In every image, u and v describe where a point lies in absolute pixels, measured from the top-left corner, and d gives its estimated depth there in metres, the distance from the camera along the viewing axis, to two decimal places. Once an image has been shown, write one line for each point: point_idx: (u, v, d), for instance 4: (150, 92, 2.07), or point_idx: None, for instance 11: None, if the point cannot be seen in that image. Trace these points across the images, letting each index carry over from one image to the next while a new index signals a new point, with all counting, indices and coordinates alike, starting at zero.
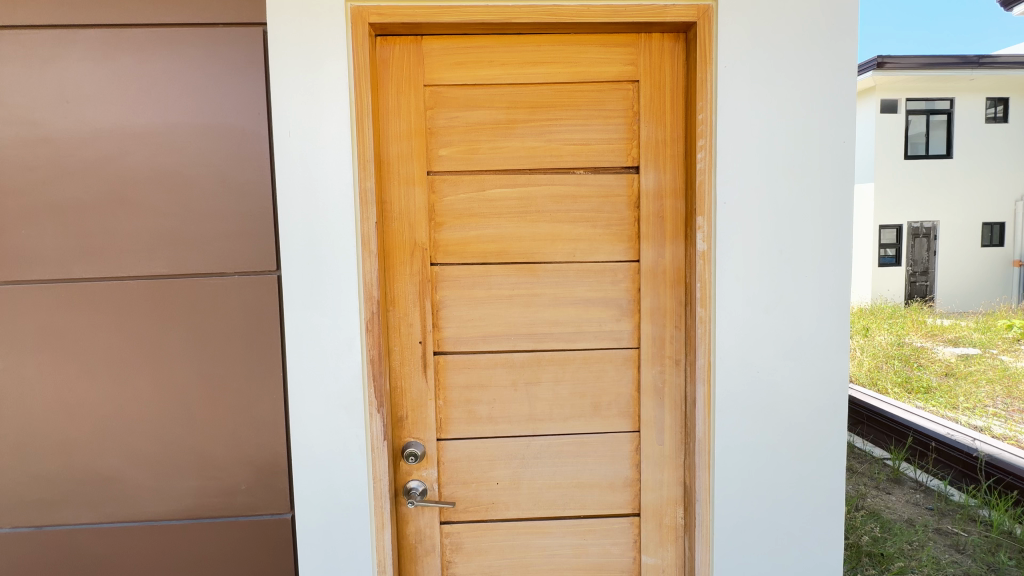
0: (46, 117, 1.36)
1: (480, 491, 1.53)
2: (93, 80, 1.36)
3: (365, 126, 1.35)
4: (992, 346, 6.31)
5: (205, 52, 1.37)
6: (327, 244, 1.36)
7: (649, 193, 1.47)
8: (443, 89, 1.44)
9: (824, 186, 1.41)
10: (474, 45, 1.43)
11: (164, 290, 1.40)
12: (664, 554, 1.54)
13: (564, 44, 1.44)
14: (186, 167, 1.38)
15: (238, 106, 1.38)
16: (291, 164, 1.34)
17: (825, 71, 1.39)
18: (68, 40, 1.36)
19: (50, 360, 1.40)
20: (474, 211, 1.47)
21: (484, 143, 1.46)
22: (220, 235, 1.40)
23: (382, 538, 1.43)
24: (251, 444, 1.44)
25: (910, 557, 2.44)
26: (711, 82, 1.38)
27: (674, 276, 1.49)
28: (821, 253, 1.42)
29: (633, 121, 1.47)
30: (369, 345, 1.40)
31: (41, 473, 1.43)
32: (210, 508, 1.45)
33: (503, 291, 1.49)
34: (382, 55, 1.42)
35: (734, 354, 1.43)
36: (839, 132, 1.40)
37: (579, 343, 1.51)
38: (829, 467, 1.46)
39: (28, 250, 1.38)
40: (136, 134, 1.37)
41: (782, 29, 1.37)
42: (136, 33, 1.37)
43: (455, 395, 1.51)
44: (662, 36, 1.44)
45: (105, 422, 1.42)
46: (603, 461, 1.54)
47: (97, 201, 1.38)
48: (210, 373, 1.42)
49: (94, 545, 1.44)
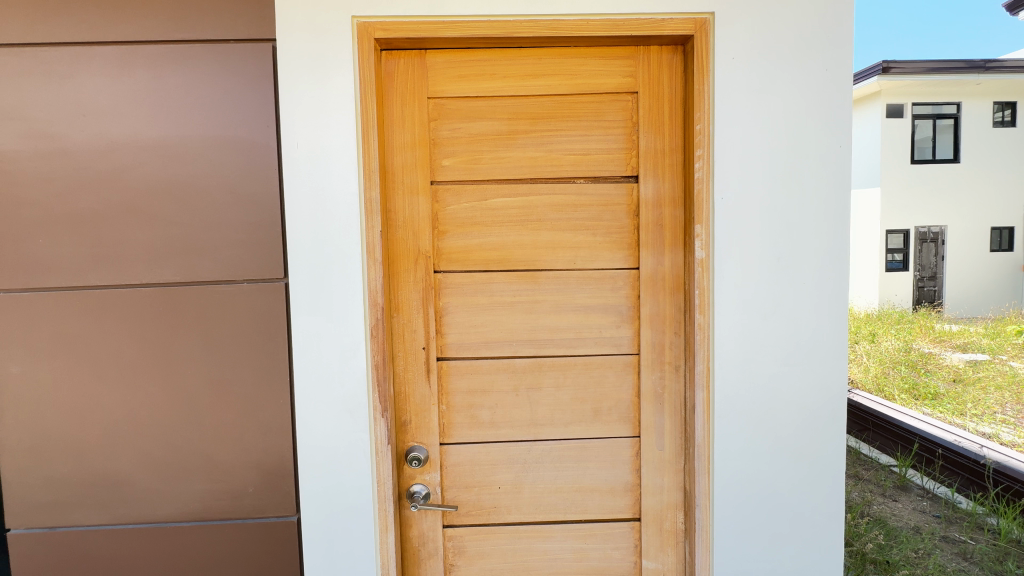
0: (63, 130, 1.41)
1: (481, 495, 1.55)
2: (108, 94, 1.41)
3: (370, 136, 1.38)
4: (1001, 351, 6.26)
5: (216, 67, 1.42)
6: (334, 251, 1.40)
7: (649, 201, 1.50)
8: (446, 101, 1.48)
9: (822, 193, 1.43)
10: (477, 58, 1.46)
11: (176, 297, 1.44)
12: (665, 558, 1.56)
13: (565, 56, 1.48)
14: (197, 178, 1.42)
15: (248, 119, 1.42)
16: (299, 175, 1.38)
17: (823, 81, 1.41)
18: (85, 56, 1.40)
19: (65, 364, 1.44)
20: (476, 219, 1.51)
21: (486, 154, 1.50)
22: (230, 244, 1.44)
23: (386, 541, 1.45)
24: (258, 447, 1.47)
25: (915, 565, 2.42)
26: (709, 92, 1.40)
27: (673, 283, 1.51)
28: (820, 261, 1.44)
29: (633, 131, 1.50)
30: (373, 351, 1.42)
31: (55, 474, 1.46)
32: (219, 510, 1.48)
33: (505, 298, 1.52)
34: (388, 68, 1.46)
35: (733, 361, 1.45)
36: (837, 140, 1.42)
37: (579, 349, 1.54)
38: (829, 473, 1.48)
39: (45, 258, 1.42)
40: (149, 146, 1.42)
41: (778, 41, 1.40)
42: (150, 49, 1.41)
43: (457, 400, 1.53)
44: (661, 49, 1.47)
45: (116, 426, 1.46)
46: (603, 466, 1.56)
47: (111, 211, 1.42)
48: (219, 378, 1.46)
49: (106, 546, 1.48)
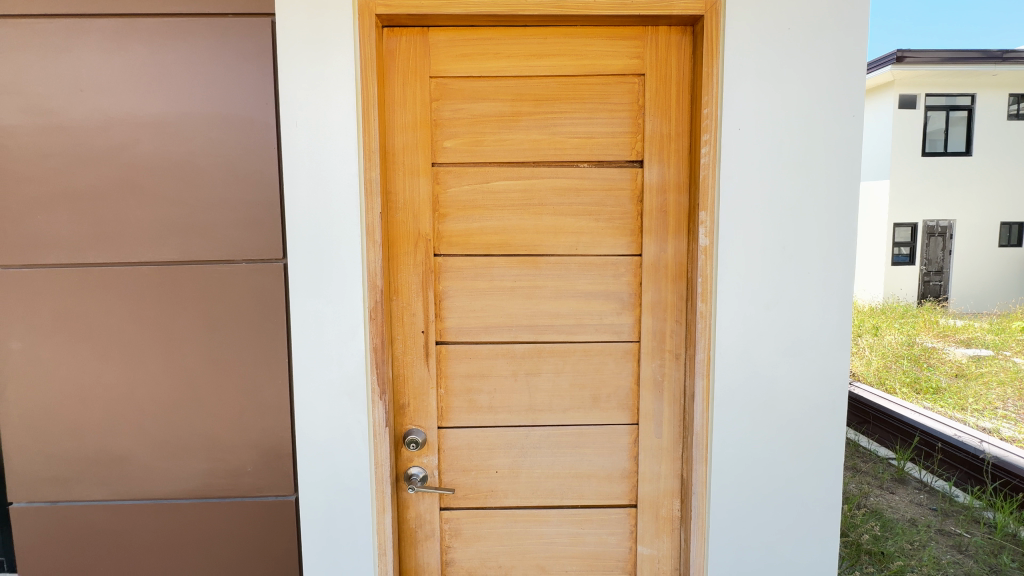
0: (60, 105, 1.39)
1: (479, 479, 1.56)
2: (106, 70, 1.39)
3: (371, 116, 1.36)
4: (1005, 347, 6.24)
5: (215, 41, 1.39)
6: (333, 232, 1.38)
7: (652, 187, 1.48)
8: (448, 81, 1.45)
9: (831, 181, 1.40)
10: (481, 37, 1.43)
11: (176, 275, 1.44)
12: (660, 544, 1.56)
13: (570, 36, 1.44)
14: (196, 156, 1.41)
15: (247, 97, 1.40)
16: (298, 155, 1.36)
17: (836, 66, 1.38)
18: (82, 30, 1.38)
19: (65, 340, 1.44)
20: (477, 203, 1.49)
21: (488, 136, 1.47)
22: (229, 222, 1.42)
23: (383, 522, 1.46)
24: (256, 426, 1.48)
25: (910, 557, 2.43)
26: (718, 75, 1.37)
27: (675, 271, 1.50)
28: (827, 251, 1.42)
29: (638, 115, 1.47)
30: (372, 333, 1.42)
31: (57, 450, 1.47)
32: (217, 488, 1.49)
33: (505, 282, 1.51)
34: (389, 46, 1.43)
35: (734, 350, 1.44)
36: (848, 127, 1.39)
37: (579, 336, 1.53)
38: (826, 465, 1.47)
39: (44, 235, 1.42)
40: (147, 123, 1.40)
41: (790, 22, 1.36)
42: (149, 23, 1.39)
43: (456, 384, 1.53)
44: (669, 30, 1.44)
45: (115, 404, 1.46)
46: (602, 453, 1.56)
47: (110, 187, 1.41)
48: (218, 357, 1.46)
49: (106, 521, 1.49)
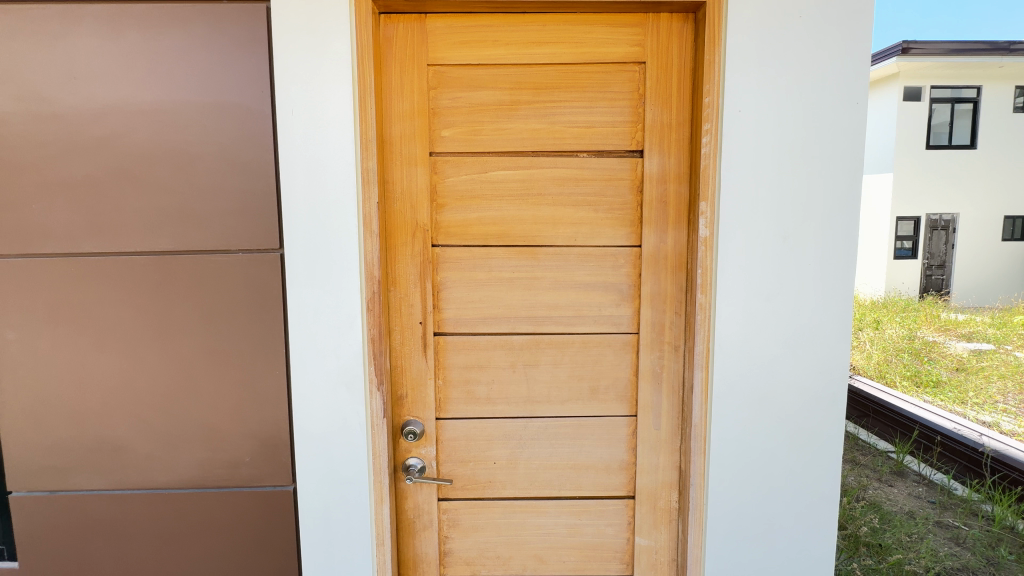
0: (55, 92, 1.37)
1: (477, 470, 1.56)
2: (100, 57, 1.37)
3: (368, 104, 1.35)
4: (1006, 341, 6.22)
5: (211, 28, 1.38)
6: (330, 221, 1.37)
7: (652, 177, 1.46)
8: (446, 69, 1.44)
9: (833, 171, 1.39)
10: (480, 24, 1.41)
11: (173, 265, 1.43)
12: (658, 536, 1.56)
13: (571, 23, 1.42)
14: (192, 145, 1.40)
15: (243, 84, 1.39)
16: (294, 143, 1.35)
17: (840, 53, 1.35)
18: (76, 16, 1.36)
19: (62, 330, 1.44)
20: (476, 193, 1.48)
21: (486, 125, 1.46)
22: (226, 212, 1.41)
23: (381, 512, 1.47)
24: (254, 417, 1.48)
25: (907, 549, 2.44)
26: (720, 64, 1.36)
27: (675, 262, 1.49)
28: (827, 242, 1.41)
29: (638, 104, 1.46)
30: (369, 323, 1.42)
31: (55, 439, 1.47)
32: (216, 478, 1.49)
33: (503, 273, 1.50)
34: (387, 33, 1.41)
35: (734, 341, 1.43)
36: (851, 116, 1.37)
37: (578, 327, 1.52)
38: (824, 456, 1.47)
39: (40, 224, 1.41)
40: (142, 111, 1.39)
41: (794, 9, 1.34)
42: (144, 9, 1.37)
43: (454, 375, 1.53)
44: (670, 17, 1.42)
45: (112, 394, 1.46)
46: (600, 444, 1.56)
47: (105, 176, 1.40)
48: (215, 347, 1.45)
49: (105, 510, 1.49)
